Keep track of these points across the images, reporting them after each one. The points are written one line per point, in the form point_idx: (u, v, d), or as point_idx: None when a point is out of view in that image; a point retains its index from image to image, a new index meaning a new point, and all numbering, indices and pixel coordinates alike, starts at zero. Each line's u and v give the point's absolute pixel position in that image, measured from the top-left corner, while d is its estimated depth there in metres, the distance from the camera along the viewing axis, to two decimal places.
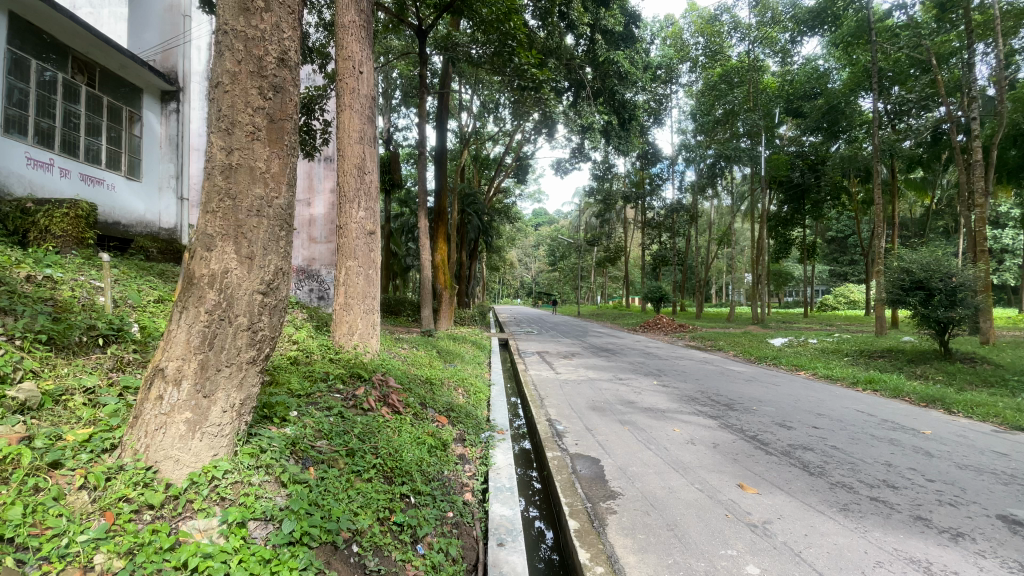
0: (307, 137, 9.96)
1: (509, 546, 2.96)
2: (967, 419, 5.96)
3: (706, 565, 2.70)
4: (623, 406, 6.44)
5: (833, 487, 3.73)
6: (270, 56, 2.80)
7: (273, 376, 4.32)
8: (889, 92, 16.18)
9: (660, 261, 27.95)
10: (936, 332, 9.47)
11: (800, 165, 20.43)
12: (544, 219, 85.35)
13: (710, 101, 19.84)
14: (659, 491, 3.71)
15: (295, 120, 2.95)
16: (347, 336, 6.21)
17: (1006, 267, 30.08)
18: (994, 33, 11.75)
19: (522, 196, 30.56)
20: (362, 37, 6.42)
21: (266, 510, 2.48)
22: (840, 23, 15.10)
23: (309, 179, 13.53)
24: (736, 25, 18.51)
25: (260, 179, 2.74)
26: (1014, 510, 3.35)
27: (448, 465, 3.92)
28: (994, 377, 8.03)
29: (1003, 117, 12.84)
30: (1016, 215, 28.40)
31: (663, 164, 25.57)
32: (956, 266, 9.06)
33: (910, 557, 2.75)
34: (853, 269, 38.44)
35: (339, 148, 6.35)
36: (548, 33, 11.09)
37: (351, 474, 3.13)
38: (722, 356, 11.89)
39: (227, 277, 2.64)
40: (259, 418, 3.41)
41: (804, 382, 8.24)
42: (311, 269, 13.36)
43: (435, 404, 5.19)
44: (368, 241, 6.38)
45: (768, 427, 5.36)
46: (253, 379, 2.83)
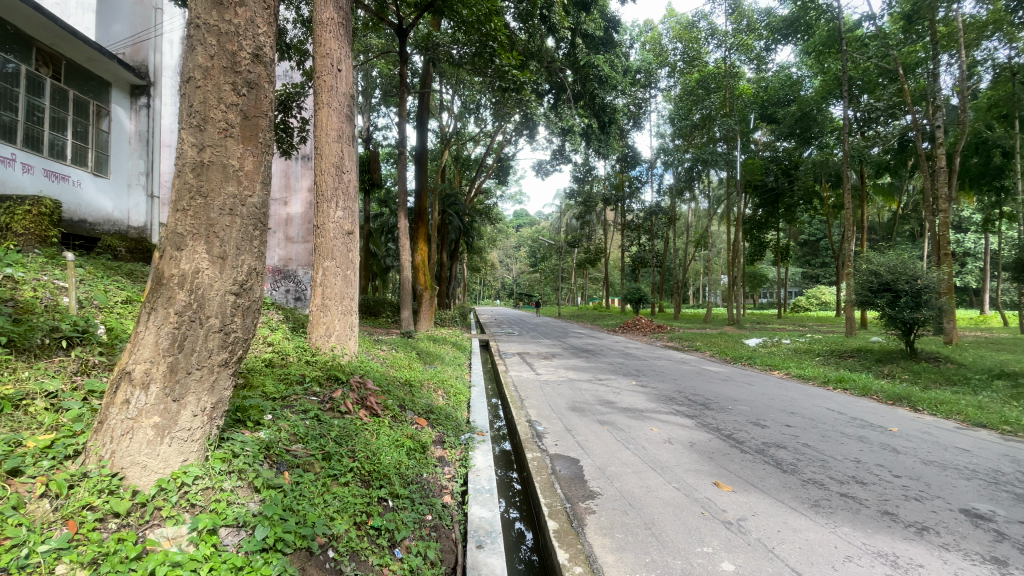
0: (283, 134, 9.84)
1: (488, 548, 2.95)
2: (930, 416, 6.19)
3: (683, 563, 2.73)
4: (602, 406, 6.50)
5: (804, 484, 3.83)
6: (244, 51, 2.74)
7: (247, 379, 4.21)
8: (858, 100, 16.74)
9: (640, 262, 28.43)
10: (902, 332, 9.80)
11: (774, 170, 21.02)
12: (524, 220, 85.75)
13: (687, 106, 20.17)
14: (637, 490, 3.74)
15: (270, 116, 2.89)
16: (324, 337, 6.09)
17: (968, 270, 31.41)
18: (957, 45, 12.20)
19: (504, 197, 30.53)
20: (341, 34, 6.30)
21: (238, 517, 2.41)
22: (812, 32, 15.41)
23: (285, 178, 13.31)
24: (713, 32, 18.89)
25: (234, 177, 2.68)
26: (975, 505, 3.49)
27: (427, 468, 3.87)
28: (956, 375, 8.35)
29: (966, 125, 13.37)
30: (977, 220, 29.65)
31: (642, 167, 25.95)
32: (921, 269, 9.39)
33: (878, 551, 2.83)
34: (825, 271, 39.68)
35: (316, 147, 6.24)
36: (529, 35, 10.79)
37: (327, 478, 3.08)
38: (699, 356, 12.12)
39: (198, 278, 2.56)
40: (232, 422, 3.33)
41: (777, 381, 8.44)
42: (288, 269, 13.16)
43: (415, 406, 5.12)
44: (346, 241, 6.31)
45: (743, 426, 5.47)
46: (225, 381, 2.76)
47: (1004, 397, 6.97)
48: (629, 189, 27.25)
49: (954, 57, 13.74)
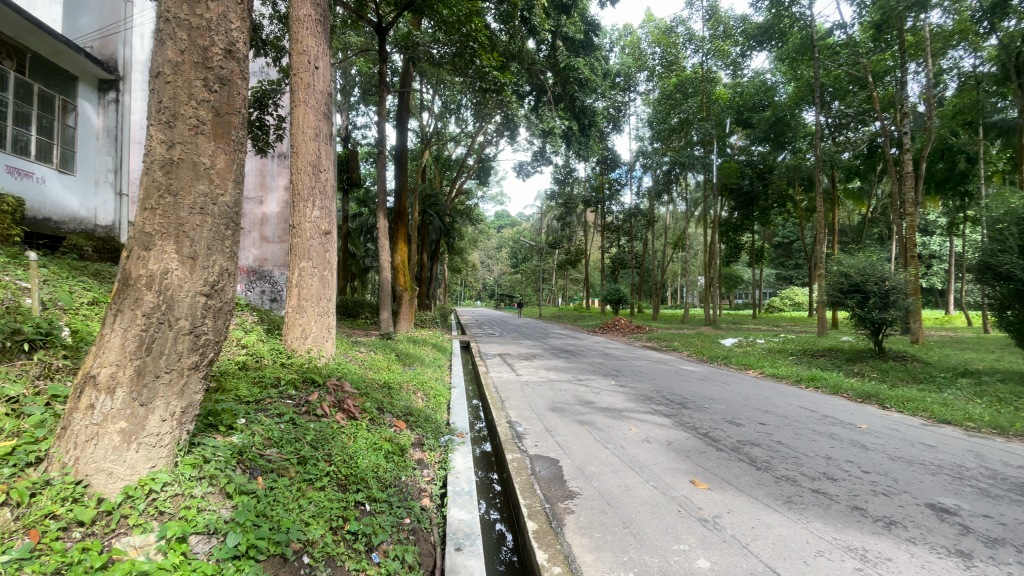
0: (259, 131, 9.69)
1: (467, 550, 2.93)
2: (898, 413, 6.40)
3: (660, 560, 2.76)
4: (581, 406, 6.54)
5: (778, 481, 3.91)
6: (216, 46, 2.68)
7: (219, 383, 4.10)
8: (830, 107, 17.25)
9: (620, 264, 28.73)
10: (871, 332, 10.10)
11: (749, 174, 21.53)
12: (506, 221, 85.99)
13: (665, 110, 20.50)
14: (615, 489, 3.78)
15: (244, 113, 2.83)
16: (300, 339, 5.98)
17: (934, 272, 32.67)
18: (924, 54, 12.64)
19: (485, 198, 30.50)
20: (318, 32, 6.21)
21: (209, 524, 2.35)
22: (786, 40, 15.69)
23: (261, 176, 13.05)
24: (690, 37, 19.19)
25: (204, 175, 2.62)
26: (940, 499, 3.62)
27: (406, 471, 3.83)
28: (923, 374, 8.64)
29: (932, 131, 13.87)
30: (941, 223, 30.86)
31: (621, 170, 26.27)
32: (889, 270, 9.71)
33: (848, 545, 2.91)
34: (798, 273, 40.80)
35: (293, 145, 6.14)
36: (509, 36, 10.76)
37: (302, 483, 3.02)
38: (677, 356, 12.30)
39: (167, 278, 2.49)
40: (203, 427, 3.24)
41: (753, 380, 8.62)
42: (263, 269, 12.88)
43: (393, 408, 5.06)
44: (323, 241, 6.20)
45: (718, 424, 5.57)
46: (196, 385, 2.68)
47: (968, 394, 7.25)
48: (609, 191, 27.54)
49: (920, 66, 14.35)
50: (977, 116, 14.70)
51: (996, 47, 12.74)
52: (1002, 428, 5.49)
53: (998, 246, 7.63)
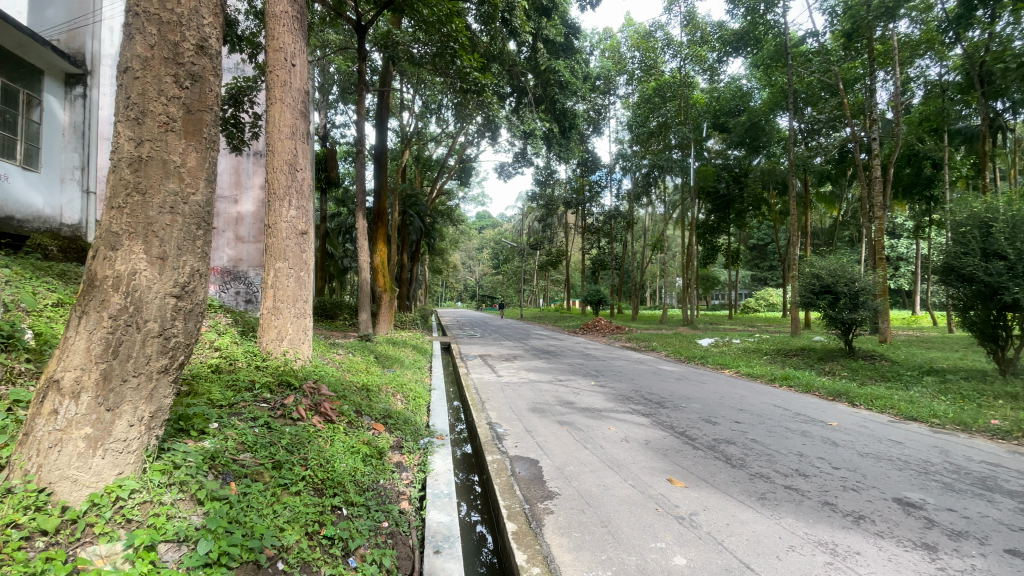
0: (234, 129, 9.55)
1: (445, 553, 2.92)
2: (867, 410, 6.61)
3: (637, 559, 2.79)
4: (561, 406, 6.58)
5: (752, 478, 4.00)
6: (187, 41, 2.61)
7: (191, 387, 3.99)
8: (802, 113, 17.72)
9: (600, 265, 28.94)
10: (842, 332, 10.39)
11: (725, 177, 21.98)
12: (487, 223, 85.92)
13: (644, 113, 20.79)
14: (594, 489, 3.81)
15: (216, 111, 2.78)
16: (275, 341, 5.86)
17: (901, 273, 33.90)
18: (892, 63, 13.08)
19: (466, 199, 30.41)
20: (295, 29, 6.11)
21: (179, 531, 2.29)
22: (760, 47, 16.07)
23: (236, 175, 12.78)
24: (669, 42, 19.43)
25: (175, 174, 2.55)
26: (907, 493, 3.75)
27: (384, 474, 3.79)
28: (890, 372, 8.94)
29: (900, 137, 14.34)
30: (908, 227, 31.98)
31: (601, 172, 26.53)
32: (858, 272, 10.01)
33: (819, 540, 3.00)
34: (772, 274, 41.80)
35: (268, 143, 6.02)
36: (491, 38, 10.58)
37: (277, 488, 2.97)
38: (655, 356, 12.47)
39: (135, 279, 2.42)
40: (174, 431, 3.15)
41: (729, 379, 8.79)
42: (238, 270, 12.60)
43: (372, 411, 5.01)
44: (299, 241, 6.11)
45: (695, 423, 5.66)
46: (166, 389, 2.60)
47: (932, 392, 7.53)
48: (589, 193, 27.82)
49: (889, 74, 14.85)
50: (941, 124, 15.26)
51: (960, 56, 13.22)
52: (965, 424, 5.71)
53: (962, 249, 7.94)
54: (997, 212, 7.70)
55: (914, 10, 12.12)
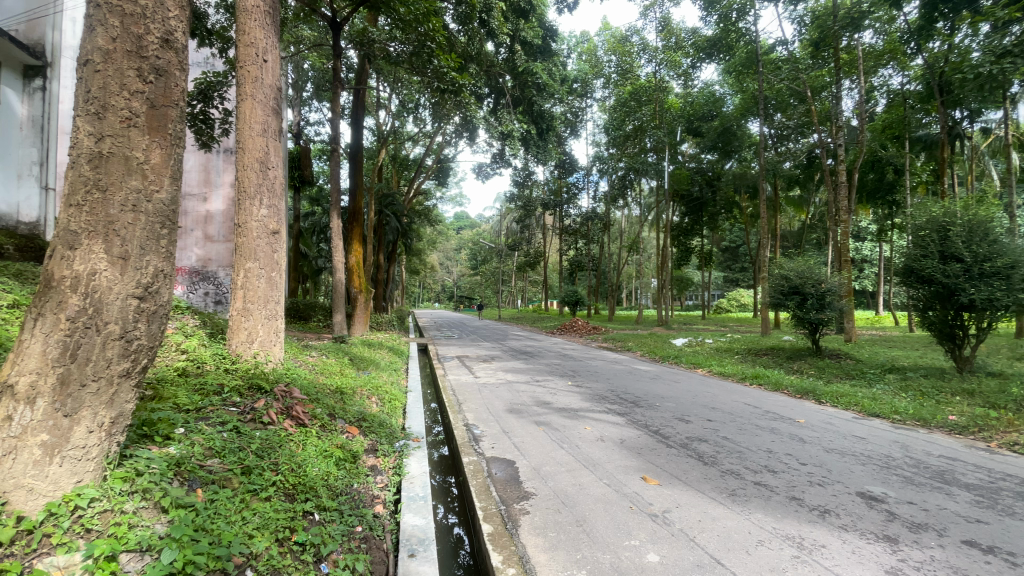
0: (203, 125, 9.29)
1: (420, 556, 2.89)
2: (833, 407, 6.84)
3: (611, 556, 2.83)
4: (538, 406, 6.61)
5: (723, 475, 4.09)
6: (152, 35, 2.53)
7: (156, 391, 3.86)
8: (772, 118, 18.26)
9: (577, 266, 29.16)
10: (809, 332, 10.71)
11: (699, 180, 22.47)
12: (465, 224, 85.68)
13: (620, 116, 21.10)
14: (570, 488, 3.83)
15: (181, 106, 2.70)
16: (245, 344, 5.72)
17: (865, 275, 35.24)
18: (856, 72, 13.57)
19: (444, 199, 30.26)
20: (267, 24, 5.98)
21: (142, 540, 2.21)
22: (733, 53, 16.41)
23: (205, 172, 12.45)
24: (644, 47, 19.71)
25: (137, 171, 2.46)
26: (869, 487, 3.89)
27: (358, 478, 3.74)
28: (854, 370, 9.26)
29: (863, 144, 14.91)
30: (871, 230, 33.26)
31: (579, 174, 26.80)
32: (825, 274, 10.35)
33: (786, 534, 3.08)
34: (744, 276, 42.89)
35: (238, 140, 5.88)
36: (468, 38, 10.55)
37: (246, 494, 2.89)
38: (631, 356, 12.64)
39: (95, 280, 2.33)
40: (137, 437, 3.04)
41: (702, 378, 8.98)
42: (207, 270, 12.26)
43: (345, 414, 4.93)
44: (271, 241, 5.98)
45: (669, 422, 5.76)
46: (127, 394, 2.50)
47: (894, 389, 7.84)
48: (567, 195, 28.05)
49: (854, 83, 15.42)
50: (903, 131, 15.91)
51: (921, 67, 13.81)
52: (924, 420, 5.96)
53: (921, 251, 8.31)
54: (954, 217, 8.14)
55: (878, 21, 12.75)
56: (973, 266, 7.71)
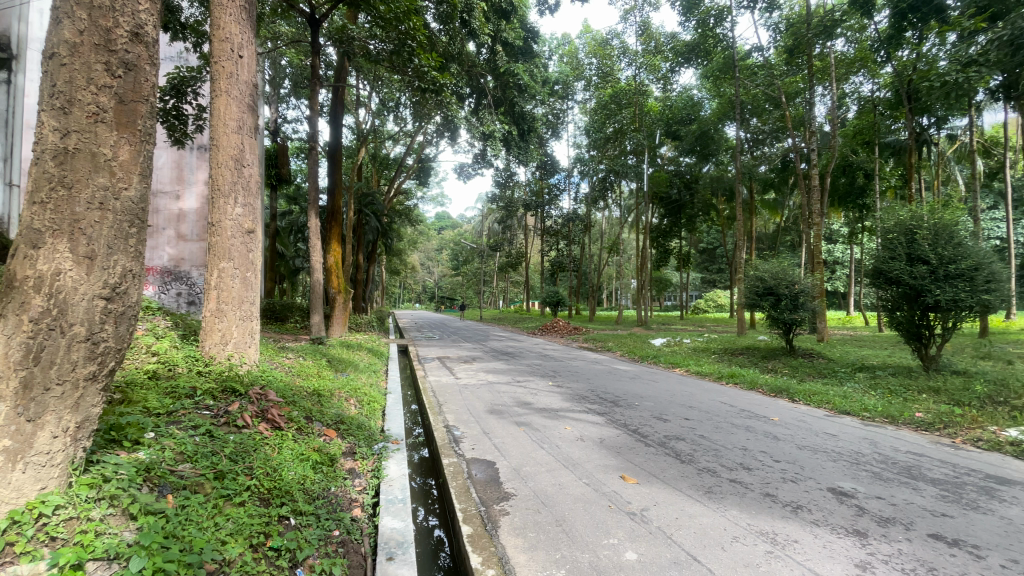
0: (175, 121, 9.07)
1: (398, 559, 2.87)
2: (805, 405, 7.03)
3: (590, 555, 2.84)
4: (519, 407, 6.62)
5: (700, 473, 4.16)
6: (120, 28, 2.45)
7: (124, 394, 3.74)
8: (749, 123, 18.67)
9: (558, 268, 29.32)
10: (783, 331, 10.97)
11: (677, 183, 22.85)
12: (446, 224, 85.28)
13: (601, 119, 21.30)
14: (550, 488, 3.85)
15: (151, 101, 2.62)
16: (219, 345, 5.59)
17: (837, 276, 36.29)
18: (829, 79, 13.94)
19: (425, 199, 30.05)
20: (243, 19, 5.86)
21: (109, 548, 2.13)
22: (710, 59, 16.64)
23: (178, 169, 12.18)
24: (624, 51, 19.89)
25: (104, 168, 2.39)
26: (839, 483, 4.01)
27: (335, 481, 3.68)
28: (826, 369, 9.52)
29: (835, 149, 15.33)
30: (843, 233, 34.28)
31: (560, 175, 26.95)
32: (798, 275, 10.62)
33: (760, 530, 3.16)
34: (721, 277, 43.76)
35: (212, 136, 5.74)
36: (449, 37, 10.49)
37: (219, 499, 2.83)
38: (611, 356, 12.75)
39: (59, 280, 2.25)
40: (104, 442, 2.94)
41: (680, 378, 9.12)
42: (180, 270, 11.94)
43: (323, 417, 4.86)
44: (246, 240, 5.86)
45: (647, 421, 5.83)
46: (94, 397, 2.42)
47: (864, 387, 8.09)
48: (548, 196, 28.18)
49: (826, 89, 15.86)
50: (873, 137, 16.42)
51: (890, 75, 14.28)
52: (892, 417, 6.17)
53: (889, 254, 8.59)
54: (921, 220, 8.45)
55: (850, 29, 13.19)
56: (939, 268, 8.00)
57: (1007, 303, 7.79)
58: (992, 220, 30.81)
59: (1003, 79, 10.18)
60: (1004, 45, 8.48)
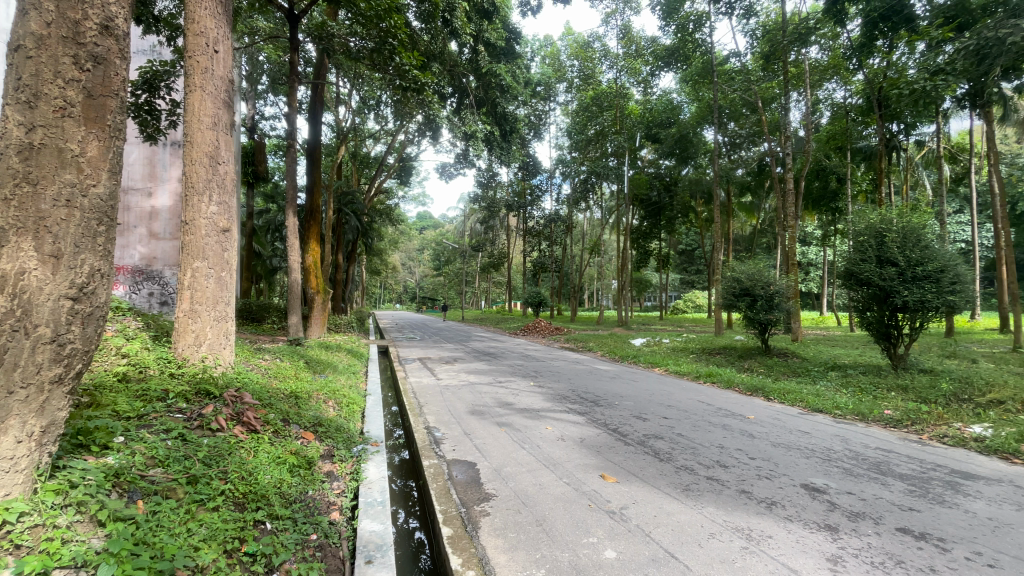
0: (148, 116, 8.82)
1: (377, 562, 2.85)
2: (780, 403, 7.19)
3: (570, 554, 2.87)
4: (500, 408, 6.61)
5: (678, 471, 4.23)
6: (90, 21, 2.39)
7: (92, 398, 3.61)
8: (727, 127, 19.03)
9: (540, 268, 29.41)
10: (759, 331, 11.20)
11: (657, 185, 23.15)
12: (428, 224, 84.84)
13: (583, 121, 21.48)
14: (530, 488, 3.87)
15: (122, 96, 2.55)
16: (192, 347, 5.45)
17: (811, 278, 37.27)
18: (803, 85, 14.26)
19: (406, 199, 29.83)
20: (219, 13, 5.73)
21: (76, 555, 2.06)
22: (689, 63, 16.89)
23: (150, 165, 11.86)
24: (606, 54, 20.04)
25: (72, 164, 2.32)
26: (812, 479, 4.12)
27: (313, 485, 3.63)
28: (800, 368, 9.76)
29: (809, 153, 15.73)
30: (816, 235, 35.19)
31: (542, 176, 27.06)
32: (773, 276, 10.86)
33: (736, 526, 3.22)
34: (699, 278, 44.52)
35: (185, 132, 5.58)
36: (431, 36, 10.44)
37: (192, 504, 2.76)
38: (591, 356, 12.85)
39: (24, 280, 2.16)
40: (70, 447, 2.84)
41: (659, 377, 9.25)
42: (151, 269, 11.60)
43: (300, 420, 4.78)
44: (220, 239, 5.73)
45: (627, 420, 5.90)
46: (60, 401, 2.35)
47: (836, 386, 8.32)
48: (530, 197, 28.26)
49: (801, 95, 16.27)
50: (845, 142, 16.89)
51: (862, 82, 14.73)
52: (863, 414, 6.35)
53: (860, 256, 8.86)
54: (890, 224, 8.72)
55: (823, 37, 13.56)
56: (907, 270, 8.29)
57: (971, 304, 8.09)
58: (958, 223, 32.02)
59: (969, 87, 10.57)
60: (970, 55, 8.65)
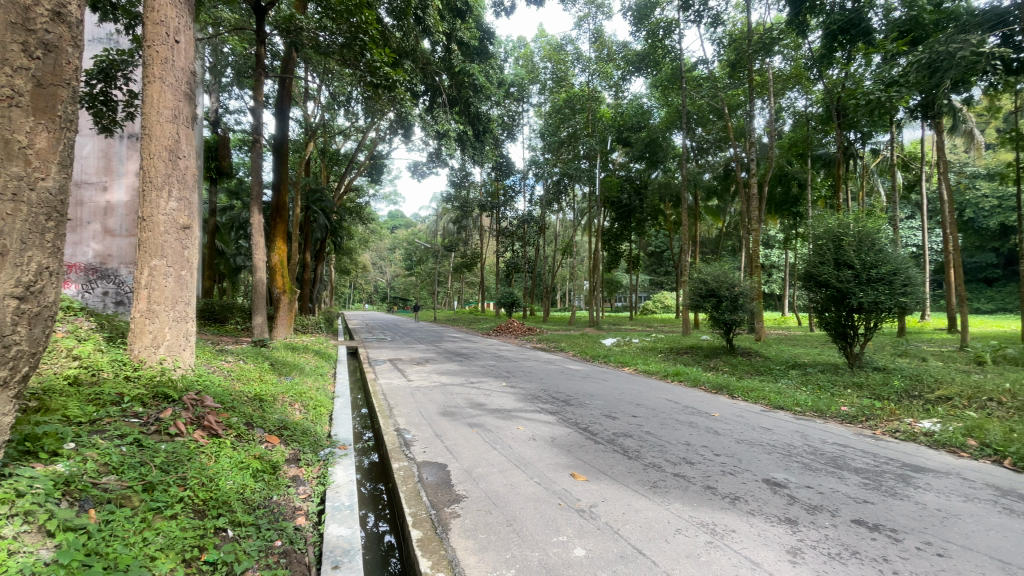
0: (103, 107, 8.45)
1: (344, 567, 2.80)
2: (743, 401, 7.43)
3: (539, 553, 2.89)
4: (472, 408, 6.59)
5: (646, 468, 4.31)
6: (41, 6, 2.27)
7: (39, 401, 3.42)
8: (694, 132, 19.53)
9: (513, 268, 29.48)
10: (724, 331, 11.52)
11: (627, 188, 23.56)
12: (400, 223, 83.87)
13: (555, 123, 21.66)
14: (501, 488, 3.87)
15: (72, 86, 2.44)
16: (149, 349, 5.22)
17: (774, 280, 38.59)
18: (766, 93, 14.71)
19: (377, 197, 29.37)
20: (180, 3, 5.52)
21: (24, 566, 1.95)
22: (659, 69, 17.21)
23: (104, 158, 11.32)
24: (578, 57, 20.18)
25: (19, 156, 2.19)
26: (773, 474, 4.27)
27: (277, 490, 3.54)
28: (763, 367, 10.10)
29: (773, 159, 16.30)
30: (779, 238, 36.49)
31: (515, 177, 27.11)
32: (737, 278, 11.18)
33: (701, 522, 3.31)
34: (668, 279, 45.50)
35: (143, 125, 5.36)
36: (403, 34, 10.36)
37: (148, 512, 2.65)
38: (563, 356, 12.95)
39: None
40: (16, 454, 2.69)
41: (629, 377, 9.39)
42: (106, 267, 11.07)
43: (265, 423, 4.65)
44: (180, 236, 5.51)
45: (597, 419, 5.98)
46: (4, 406, 2.21)
47: (796, 383, 8.64)
48: (503, 197, 28.28)
49: (765, 103, 16.84)
50: (806, 149, 17.58)
51: (821, 92, 15.34)
52: (821, 411, 6.63)
53: (819, 259, 9.21)
54: (847, 228, 9.12)
55: (785, 47, 14.07)
56: (862, 273, 8.69)
57: (921, 305, 8.54)
58: (909, 229, 33.77)
59: (921, 99, 11.14)
60: (922, 68, 9.14)
